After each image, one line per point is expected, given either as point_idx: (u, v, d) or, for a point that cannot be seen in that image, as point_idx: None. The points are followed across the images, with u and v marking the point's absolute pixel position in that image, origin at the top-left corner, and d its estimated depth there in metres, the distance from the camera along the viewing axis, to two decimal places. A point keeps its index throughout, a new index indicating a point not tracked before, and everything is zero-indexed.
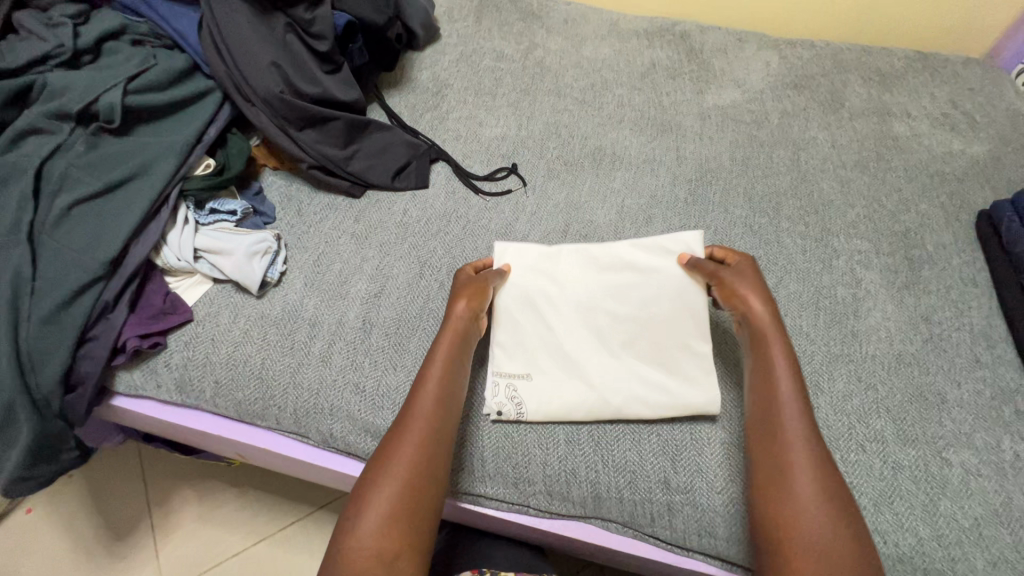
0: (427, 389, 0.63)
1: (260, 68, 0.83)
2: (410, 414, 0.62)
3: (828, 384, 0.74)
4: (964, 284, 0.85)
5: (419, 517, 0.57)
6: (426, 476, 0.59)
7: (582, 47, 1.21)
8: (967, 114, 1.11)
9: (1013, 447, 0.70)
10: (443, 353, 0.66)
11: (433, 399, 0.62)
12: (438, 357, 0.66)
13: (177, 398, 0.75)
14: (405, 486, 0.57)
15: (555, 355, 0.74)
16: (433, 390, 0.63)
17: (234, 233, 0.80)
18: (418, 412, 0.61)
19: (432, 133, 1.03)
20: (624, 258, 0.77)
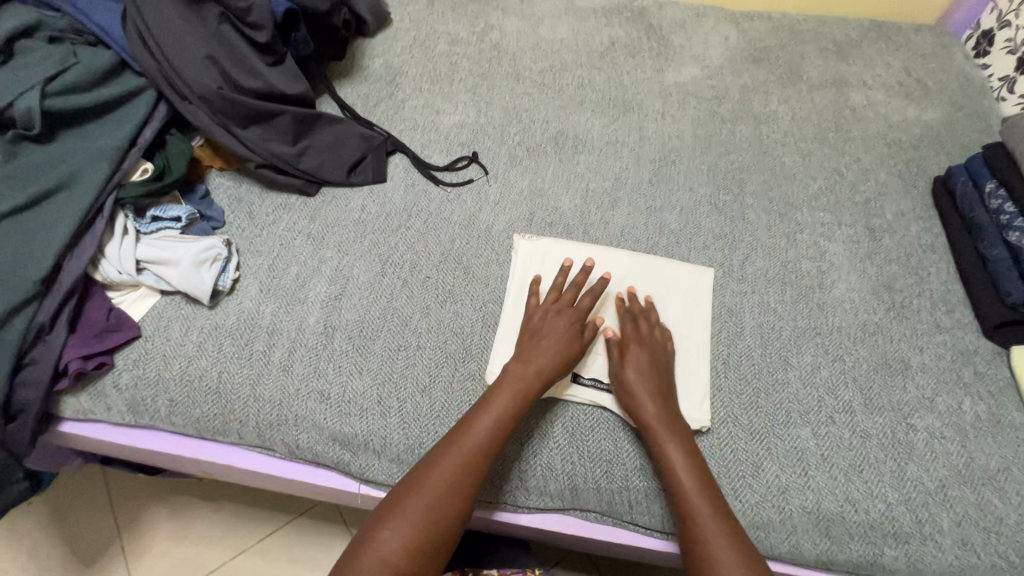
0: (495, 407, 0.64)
1: (195, 63, 0.78)
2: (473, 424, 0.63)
3: (796, 358, 0.75)
4: (923, 251, 0.86)
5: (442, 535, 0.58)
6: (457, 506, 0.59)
7: (539, 27, 1.18)
8: (920, 81, 1.13)
9: (973, 408, 0.71)
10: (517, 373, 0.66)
11: (482, 445, 0.61)
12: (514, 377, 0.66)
13: (131, 419, 0.71)
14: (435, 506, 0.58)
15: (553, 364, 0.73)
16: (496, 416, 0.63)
17: (179, 240, 0.74)
18: (472, 436, 0.62)
19: (388, 124, 0.99)
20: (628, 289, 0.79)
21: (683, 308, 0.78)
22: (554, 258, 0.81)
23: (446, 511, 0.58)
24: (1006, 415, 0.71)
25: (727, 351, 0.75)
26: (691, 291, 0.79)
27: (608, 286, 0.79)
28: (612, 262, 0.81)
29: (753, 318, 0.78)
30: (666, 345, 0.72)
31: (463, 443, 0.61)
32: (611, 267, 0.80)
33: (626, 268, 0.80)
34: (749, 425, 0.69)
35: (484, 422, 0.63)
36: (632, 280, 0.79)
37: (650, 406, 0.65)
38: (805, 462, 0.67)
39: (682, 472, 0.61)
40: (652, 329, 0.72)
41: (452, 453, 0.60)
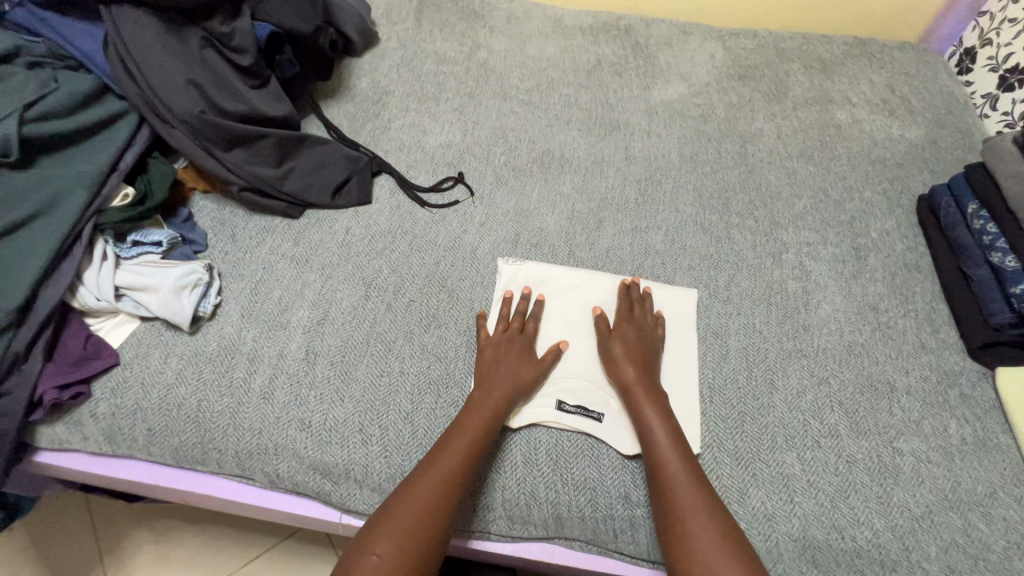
0: (468, 428, 0.64)
1: (177, 88, 0.77)
2: (449, 447, 0.63)
3: (782, 381, 0.74)
4: (908, 270, 0.87)
5: (426, 562, 0.56)
6: (438, 528, 0.58)
7: (527, 45, 1.19)
8: (904, 98, 1.14)
9: (959, 431, 0.71)
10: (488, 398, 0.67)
11: (461, 461, 0.62)
12: (485, 402, 0.67)
13: (108, 448, 0.70)
14: (417, 528, 0.57)
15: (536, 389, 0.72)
16: (470, 439, 0.64)
17: (159, 265, 0.74)
18: (450, 457, 0.62)
19: (374, 144, 0.98)
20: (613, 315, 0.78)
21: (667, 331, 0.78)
22: (537, 282, 0.81)
23: (428, 534, 0.57)
24: (991, 437, 0.71)
25: (713, 375, 0.75)
26: (674, 313, 0.80)
27: (591, 310, 0.79)
28: (595, 285, 0.81)
29: (739, 340, 0.78)
30: (657, 327, 0.77)
31: (442, 461, 0.62)
32: (595, 290, 0.81)
33: (609, 291, 0.81)
34: (735, 449, 0.69)
35: (460, 445, 0.63)
36: (615, 303, 0.80)
37: (632, 378, 0.70)
38: (790, 488, 0.66)
39: (664, 447, 0.63)
40: (645, 312, 0.78)
41: (430, 475, 0.60)
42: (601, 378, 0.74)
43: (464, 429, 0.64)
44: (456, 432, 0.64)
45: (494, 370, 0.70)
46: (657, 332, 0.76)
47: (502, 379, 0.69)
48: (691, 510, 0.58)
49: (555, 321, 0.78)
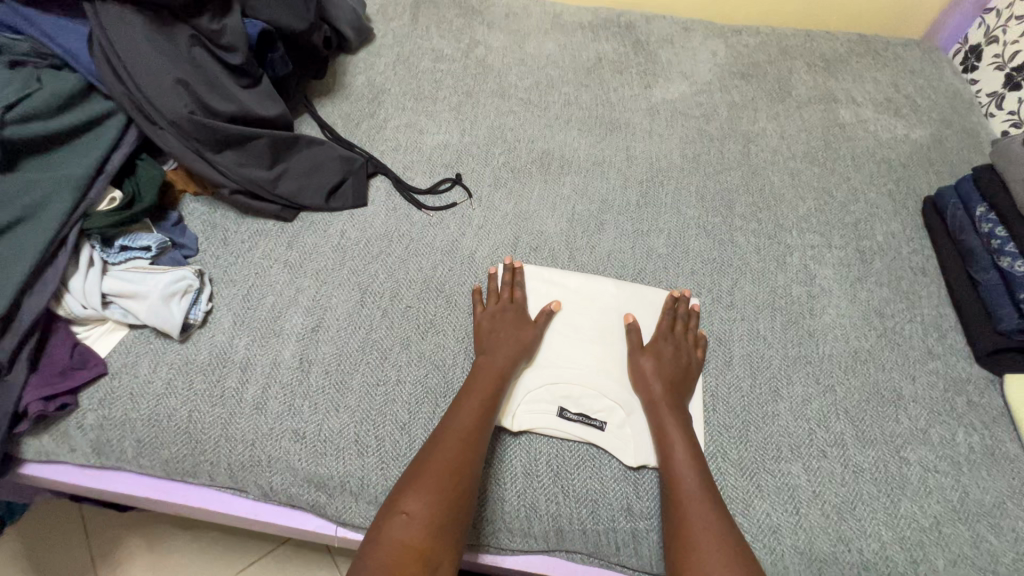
0: (478, 389, 0.66)
1: (165, 87, 0.75)
2: (463, 408, 0.64)
3: (787, 389, 0.73)
4: (914, 274, 0.85)
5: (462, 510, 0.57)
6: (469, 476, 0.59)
7: (525, 42, 1.16)
8: (909, 97, 1.12)
9: (967, 440, 0.70)
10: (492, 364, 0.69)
11: (477, 418, 0.63)
12: (490, 367, 0.68)
13: (96, 460, 0.68)
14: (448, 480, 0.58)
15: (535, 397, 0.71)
16: (483, 396, 0.65)
17: (148, 271, 0.72)
18: (464, 416, 0.63)
19: (369, 145, 0.96)
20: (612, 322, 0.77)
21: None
22: (537, 285, 0.79)
23: (459, 484, 0.58)
24: (1000, 446, 0.70)
25: (717, 383, 0.73)
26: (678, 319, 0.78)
27: (592, 314, 0.77)
28: (597, 289, 0.79)
29: (743, 346, 0.77)
30: (695, 348, 0.75)
31: (458, 422, 0.63)
32: (596, 294, 0.79)
33: (611, 295, 0.79)
34: (740, 459, 0.68)
35: (473, 404, 0.64)
36: (617, 308, 0.78)
37: (658, 385, 0.69)
38: (796, 499, 0.65)
39: (672, 436, 0.65)
40: (686, 332, 0.76)
41: (450, 434, 0.61)
42: (602, 385, 0.72)
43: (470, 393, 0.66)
44: (466, 395, 0.66)
45: (492, 342, 0.71)
46: (696, 356, 0.74)
47: (504, 348, 0.71)
48: (690, 498, 0.60)
49: (555, 325, 0.76)
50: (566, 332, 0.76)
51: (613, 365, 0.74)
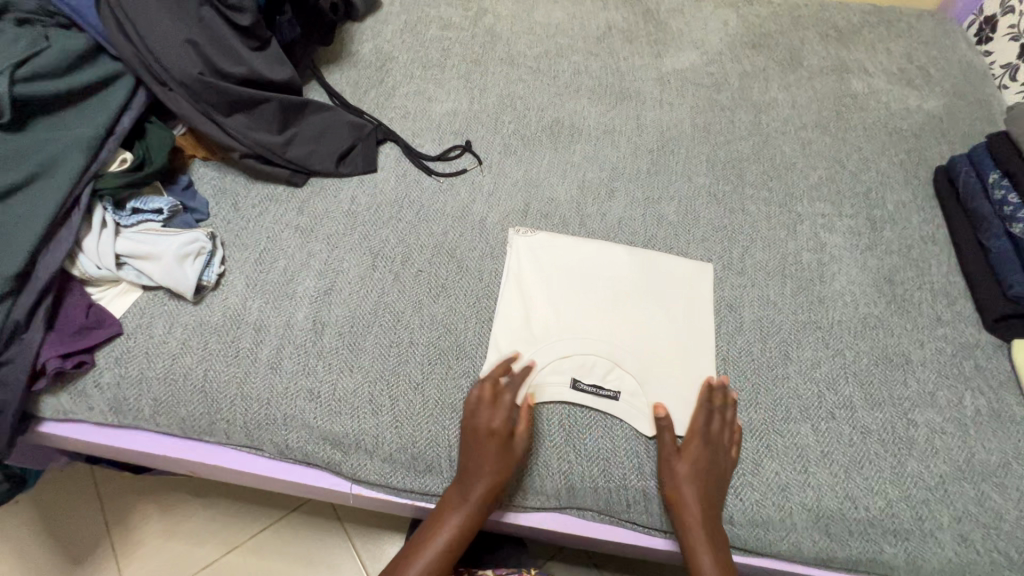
0: (466, 500, 0.63)
1: (174, 48, 0.74)
2: (447, 519, 0.63)
3: (796, 353, 0.74)
4: (924, 243, 0.85)
5: None
6: None
7: (534, 11, 1.15)
8: (922, 68, 1.11)
9: (974, 402, 0.71)
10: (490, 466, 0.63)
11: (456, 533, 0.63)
12: (487, 468, 0.63)
13: (114, 419, 0.69)
14: None
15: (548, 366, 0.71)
16: (469, 508, 0.62)
17: (161, 233, 0.72)
18: (447, 528, 0.63)
19: (378, 112, 0.95)
20: (620, 288, 0.77)
21: (681, 305, 0.77)
22: (550, 254, 0.79)
23: None
24: (1006, 409, 0.71)
25: (727, 347, 0.74)
26: (689, 288, 0.78)
27: (605, 285, 0.77)
28: (610, 259, 0.79)
29: (753, 312, 0.77)
30: (730, 446, 0.66)
31: (441, 531, 0.62)
32: (608, 265, 0.79)
33: (624, 265, 0.79)
34: (749, 421, 0.68)
35: (456, 515, 0.63)
36: (630, 278, 0.78)
37: (695, 518, 0.61)
38: (805, 459, 0.66)
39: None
40: (723, 424, 0.66)
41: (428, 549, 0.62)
42: (615, 354, 0.72)
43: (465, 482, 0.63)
44: (456, 501, 0.63)
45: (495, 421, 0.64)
46: (731, 456, 0.65)
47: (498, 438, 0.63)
48: None
49: (565, 295, 0.76)
50: (575, 300, 0.76)
51: (623, 331, 0.74)
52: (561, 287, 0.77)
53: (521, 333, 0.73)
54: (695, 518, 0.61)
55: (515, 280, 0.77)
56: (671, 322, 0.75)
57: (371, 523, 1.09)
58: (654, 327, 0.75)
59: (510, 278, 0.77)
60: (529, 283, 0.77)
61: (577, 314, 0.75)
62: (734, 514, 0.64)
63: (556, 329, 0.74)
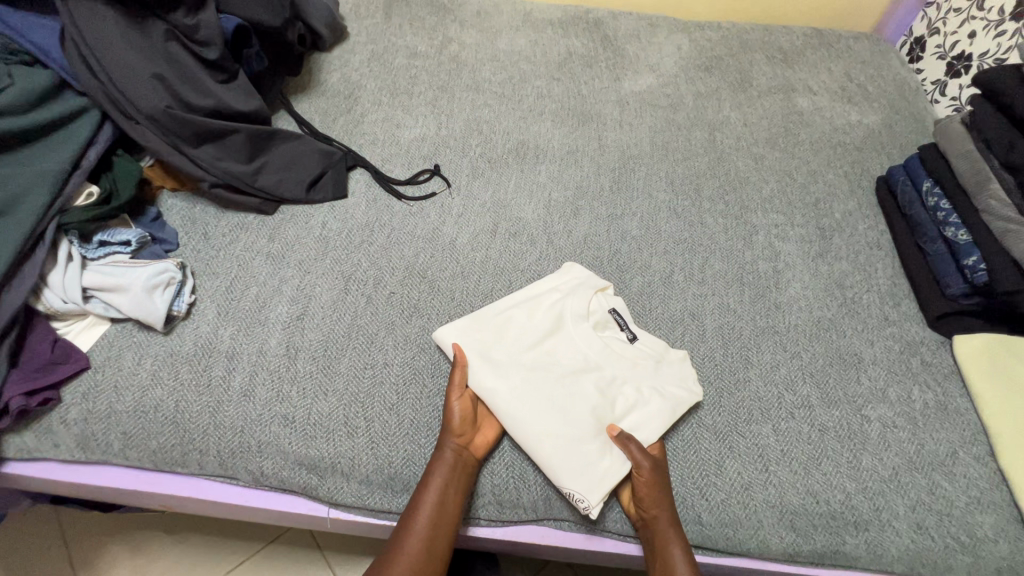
0: (448, 440, 0.64)
1: (141, 82, 0.75)
2: (436, 466, 0.63)
3: (756, 357, 0.77)
4: (870, 248, 0.91)
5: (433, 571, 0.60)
6: (446, 536, 0.62)
7: (497, 39, 1.19)
8: (861, 86, 1.19)
9: (922, 396, 0.75)
10: (457, 411, 0.66)
11: (449, 478, 0.63)
12: (455, 415, 0.66)
13: (81, 456, 0.67)
14: (423, 550, 0.60)
15: (620, 410, 0.70)
16: (455, 452, 0.64)
17: (130, 265, 0.72)
18: (439, 475, 0.63)
19: (347, 139, 0.97)
20: (522, 352, 0.73)
21: (540, 323, 0.75)
22: (505, 409, 0.67)
23: (433, 552, 0.60)
24: (951, 401, 0.75)
25: (692, 354, 0.77)
26: (532, 315, 0.76)
27: (535, 366, 0.72)
28: (487, 384, 0.69)
29: (715, 320, 0.81)
30: (644, 466, 0.64)
31: (434, 482, 0.62)
32: (496, 380, 0.69)
33: (496, 364, 0.71)
34: (713, 423, 0.71)
35: (443, 461, 0.63)
36: (520, 361, 0.72)
37: (645, 482, 0.64)
38: (766, 458, 0.69)
39: (657, 511, 0.63)
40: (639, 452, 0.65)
41: (427, 497, 0.62)
42: (584, 351, 0.74)
43: (450, 450, 0.64)
44: (440, 449, 0.64)
45: (453, 404, 0.67)
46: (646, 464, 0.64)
47: (456, 392, 0.68)
48: (674, 556, 0.61)
49: (534, 389, 0.69)
50: (549, 392, 0.70)
51: (554, 349, 0.74)
52: (539, 397, 0.69)
53: (638, 432, 0.68)
54: (651, 481, 0.64)
55: (522, 434, 0.66)
56: (561, 326, 0.76)
57: (353, 551, 1.08)
58: (544, 328, 0.75)
59: (538, 454, 0.65)
60: (541, 437, 0.66)
61: (559, 389, 0.70)
62: (702, 514, 0.66)
63: (618, 401, 0.71)
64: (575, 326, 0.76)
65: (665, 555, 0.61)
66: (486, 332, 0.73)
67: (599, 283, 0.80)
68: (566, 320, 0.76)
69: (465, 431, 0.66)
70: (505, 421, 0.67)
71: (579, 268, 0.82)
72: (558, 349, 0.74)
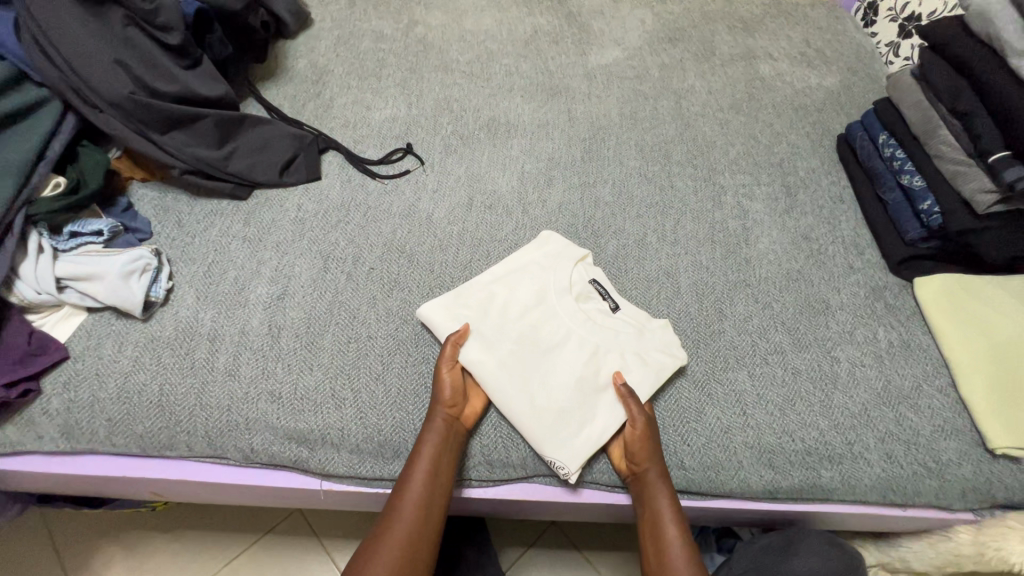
0: (438, 413, 0.65)
1: (103, 69, 0.74)
2: (427, 439, 0.64)
3: (730, 309, 0.80)
4: (834, 202, 0.94)
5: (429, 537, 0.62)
6: (439, 503, 0.64)
7: (463, 19, 1.20)
8: (819, 50, 1.22)
9: (887, 336, 0.79)
10: (446, 385, 0.67)
11: (440, 448, 0.64)
12: (444, 388, 0.67)
13: (66, 446, 0.67)
14: (418, 518, 0.62)
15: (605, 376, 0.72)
16: (445, 424, 0.65)
17: (103, 253, 0.71)
18: (430, 446, 0.64)
19: (318, 123, 0.97)
20: (507, 326, 0.74)
21: (523, 297, 0.76)
22: (492, 381, 0.69)
23: (427, 519, 0.62)
24: (914, 339, 0.79)
25: (668, 311, 0.80)
26: (516, 290, 0.77)
27: (521, 339, 0.73)
28: (474, 360, 0.70)
29: (689, 277, 0.83)
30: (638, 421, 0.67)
31: (425, 453, 0.64)
32: (483, 354, 0.70)
33: (482, 338, 0.72)
34: (692, 374, 0.74)
35: (433, 434, 0.64)
36: (505, 334, 0.73)
37: (638, 436, 0.66)
38: (742, 403, 0.71)
39: (647, 464, 0.65)
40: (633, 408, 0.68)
41: (419, 468, 0.63)
42: (568, 321, 0.75)
43: (439, 423, 0.65)
44: (430, 422, 0.65)
45: (443, 378, 0.67)
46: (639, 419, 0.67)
47: (446, 366, 0.68)
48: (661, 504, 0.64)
49: (520, 361, 0.71)
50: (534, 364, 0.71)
51: (538, 322, 0.75)
52: (525, 369, 0.70)
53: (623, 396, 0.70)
54: (643, 436, 0.66)
55: (510, 405, 0.68)
56: (544, 298, 0.77)
57: (351, 535, 1.08)
58: (527, 301, 0.76)
59: (525, 422, 0.67)
60: (529, 408, 0.68)
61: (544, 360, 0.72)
62: (684, 459, 0.68)
63: (602, 368, 0.72)
64: (558, 298, 0.77)
65: (653, 503, 0.65)
66: (471, 308, 0.74)
67: (580, 254, 0.81)
68: (549, 292, 0.77)
69: (456, 403, 0.67)
70: (493, 394, 0.69)
71: (558, 239, 0.83)
72: (542, 320, 0.75)
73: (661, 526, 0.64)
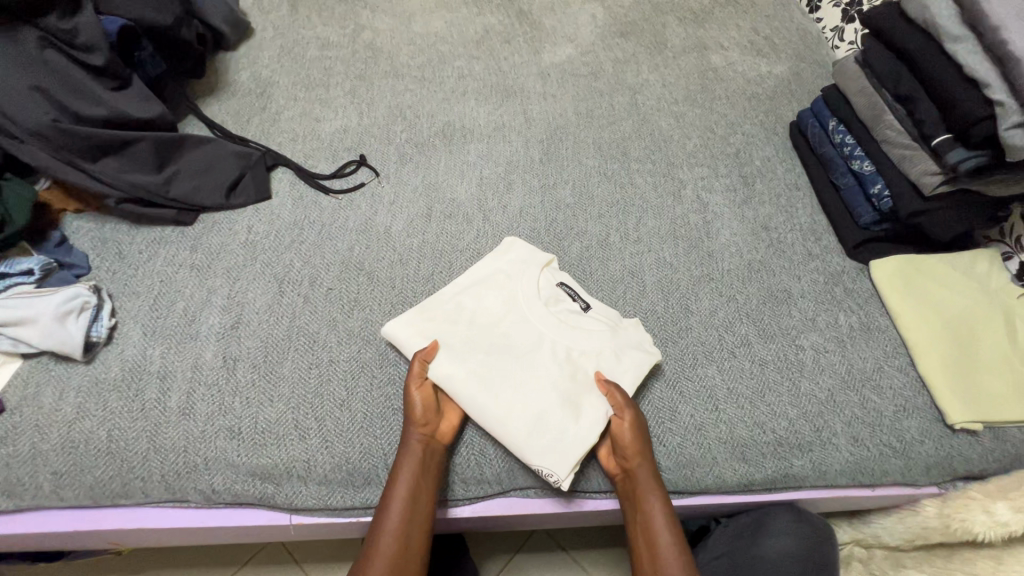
0: (413, 434, 0.63)
1: (21, 99, 0.71)
2: (403, 461, 0.62)
3: (696, 304, 0.80)
4: (790, 190, 0.96)
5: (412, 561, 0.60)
6: (421, 525, 0.62)
7: (411, 22, 1.17)
8: (768, 38, 1.24)
9: (847, 320, 0.80)
10: (418, 403, 0.65)
11: (417, 469, 0.62)
12: (416, 407, 0.65)
13: (8, 504, 0.63)
14: (399, 543, 0.60)
15: (581, 379, 0.71)
16: (421, 444, 0.63)
17: (35, 294, 0.67)
18: (407, 468, 0.62)
19: (265, 138, 0.93)
20: (477, 337, 0.72)
21: (491, 306, 0.75)
22: (466, 395, 0.67)
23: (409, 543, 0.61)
24: (873, 321, 0.81)
25: (635, 311, 0.79)
26: (483, 299, 0.76)
27: (492, 348, 0.71)
28: (445, 375, 0.68)
29: (654, 275, 0.83)
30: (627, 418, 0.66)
31: (402, 476, 0.62)
32: (454, 367, 0.69)
33: (452, 351, 0.70)
34: (662, 373, 0.74)
35: (409, 456, 0.62)
36: (475, 345, 0.71)
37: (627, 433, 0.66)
38: (714, 398, 0.72)
39: (637, 461, 0.65)
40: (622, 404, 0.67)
41: (398, 491, 0.61)
42: (539, 326, 0.74)
43: (415, 443, 0.63)
44: (405, 443, 0.63)
45: (415, 396, 0.66)
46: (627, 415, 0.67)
47: (417, 384, 0.67)
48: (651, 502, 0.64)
49: (492, 371, 0.69)
50: (507, 372, 0.70)
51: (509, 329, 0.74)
52: (498, 379, 0.69)
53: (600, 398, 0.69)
54: (632, 433, 0.66)
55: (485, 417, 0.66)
56: (513, 305, 0.76)
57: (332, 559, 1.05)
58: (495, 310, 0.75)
59: (501, 433, 0.66)
60: (505, 418, 0.66)
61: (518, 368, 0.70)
62: (661, 460, 0.68)
63: (578, 370, 0.71)
64: (527, 303, 0.75)
65: (643, 500, 0.64)
66: (439, 321, 0.73)
67: (546, 258, 0.80)
68: (518, 299, 0.76)
69: (428, 422, 0.65)
70: (467, 407, 0.67)
71: (522, 244, 0.81)
72: (513, 327, 0.74)
73: (652, 524, 0.63)
